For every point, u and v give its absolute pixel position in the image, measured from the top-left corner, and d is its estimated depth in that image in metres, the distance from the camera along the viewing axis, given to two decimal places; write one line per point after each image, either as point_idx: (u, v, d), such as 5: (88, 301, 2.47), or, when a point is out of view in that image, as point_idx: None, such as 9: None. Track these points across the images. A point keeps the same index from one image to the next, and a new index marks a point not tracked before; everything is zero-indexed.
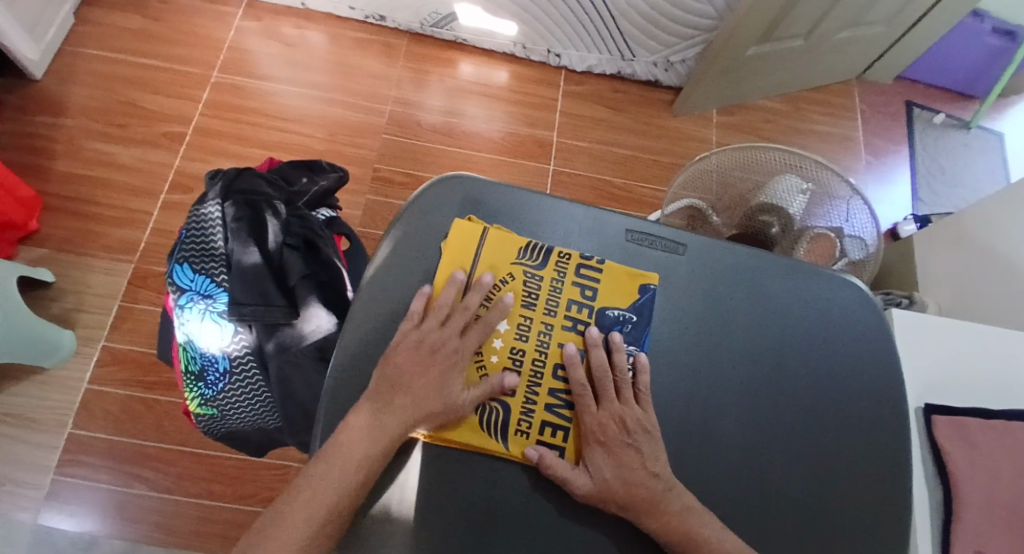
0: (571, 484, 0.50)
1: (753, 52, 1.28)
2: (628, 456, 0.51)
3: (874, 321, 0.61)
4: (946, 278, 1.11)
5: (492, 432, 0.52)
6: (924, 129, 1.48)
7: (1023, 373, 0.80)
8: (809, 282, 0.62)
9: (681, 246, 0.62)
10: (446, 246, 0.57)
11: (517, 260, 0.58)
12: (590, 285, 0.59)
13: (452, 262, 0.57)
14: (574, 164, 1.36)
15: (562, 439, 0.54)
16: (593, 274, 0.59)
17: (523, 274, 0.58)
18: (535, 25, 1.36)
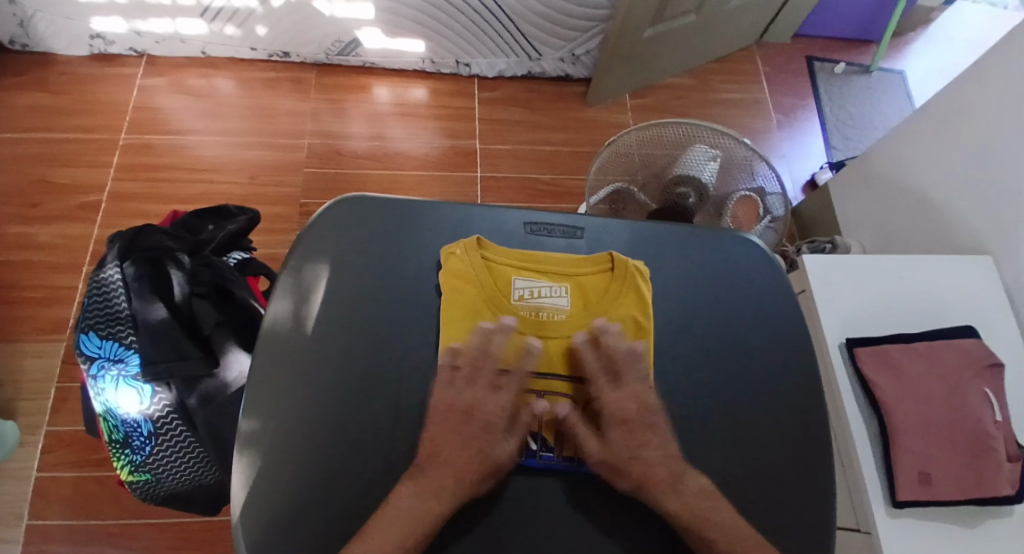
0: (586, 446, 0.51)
1: (649, 34, 1.32)
2: (646, 436, 0.51)
3: (770, 270, 0.64)
4: (865, 216, 1.15)
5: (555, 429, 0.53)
6: (828, 81, 1.55)
7: (936, 293, 0.83)
8: (703, 242, 0.65)
9: (578, 230, 0.64)
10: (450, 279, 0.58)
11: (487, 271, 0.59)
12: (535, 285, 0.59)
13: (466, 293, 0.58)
14: (500, 168, 1.38)
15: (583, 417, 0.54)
16: (530, 280, 0.59)
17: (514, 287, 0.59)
18: (438, 39, 1.38)
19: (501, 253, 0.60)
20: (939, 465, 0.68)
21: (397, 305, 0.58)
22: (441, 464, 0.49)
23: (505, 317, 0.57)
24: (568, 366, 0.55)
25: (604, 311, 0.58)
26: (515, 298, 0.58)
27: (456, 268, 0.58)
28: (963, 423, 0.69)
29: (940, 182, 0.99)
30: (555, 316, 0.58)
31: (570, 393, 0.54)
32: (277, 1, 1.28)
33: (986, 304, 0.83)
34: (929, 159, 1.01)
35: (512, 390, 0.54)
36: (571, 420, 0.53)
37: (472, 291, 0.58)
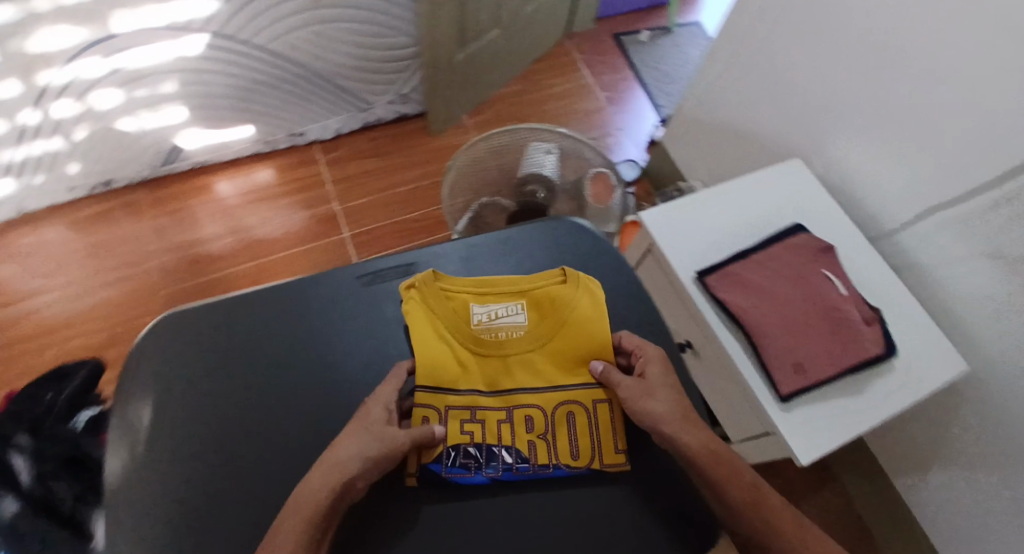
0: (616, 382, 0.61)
1: (461, 58, 1.34)
2: (652, 395, 0.60)
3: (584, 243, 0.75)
4: (700, 158, 1.24)
5: (530, 433, 0.62)
6: (637, 50, 1.64)
7: (762, 207, 0.90)
8: (522, 241, 0.73)
9: (409, 265, 0.70)
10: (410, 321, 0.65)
11: (455, 305, 0.66)
12: (492, 310, 0.67)
13: (433, 326, 0.65)
14: (365, 222, 1.36)
15: (550, 421, 0.63)
16: (486, 307, 0.67)
17: (477, 315, 0.66)
18: (262, 119, 1.36)
19: (456, 282, 0.67)
20: (807, 353, 0.73)
21: (254, 385, 0.61)
22: (334, 447, 0.54)
23: (473, 338, 0.65)
24: (533, 381, 0.64)
25: (563, 325, 0.66)
26: (477, 321, 0.66)
27: (423, 305, 0.65)
28: (812, 308, 0.76)
29: (745, 112, 1.08)
30: (514, 335, 0.66)
31: (539, 403, 0.63)
32: (79, 133, 1.22)
33: (810, 201, 0.91)
34: (732, 93, 1.10)
35: (481, 408, 0.63)
36: (541, 428, 0.62)
37: (439, 323, 0.65)
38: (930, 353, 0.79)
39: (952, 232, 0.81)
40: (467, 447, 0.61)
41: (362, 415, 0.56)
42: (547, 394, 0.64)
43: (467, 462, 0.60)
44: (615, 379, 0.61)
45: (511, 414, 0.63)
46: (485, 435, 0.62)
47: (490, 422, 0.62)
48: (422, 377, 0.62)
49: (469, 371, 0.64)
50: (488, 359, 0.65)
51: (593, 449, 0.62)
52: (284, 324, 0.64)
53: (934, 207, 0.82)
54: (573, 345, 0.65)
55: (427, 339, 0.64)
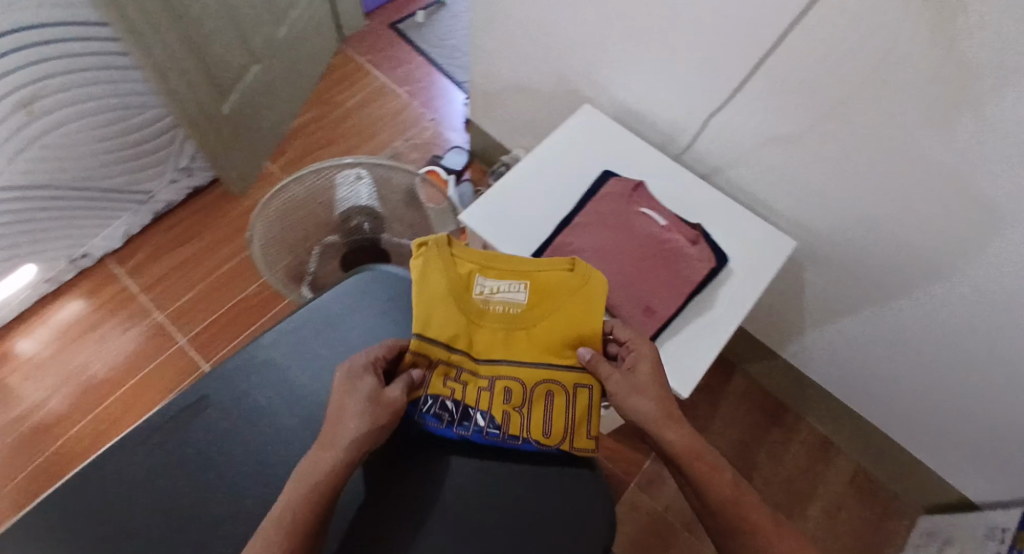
0: (604, 373, 0.64)
1: (229, 108, 1.22)
2: (639, 392, 0.62)
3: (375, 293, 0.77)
4: (512, 123, 1.23)
5: (507, 403, 0.64)
6: (419, 33, 1.58)
7: (570, 169, 0.90)
8: (331, 306, 0.74)
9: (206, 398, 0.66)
10: (418, 283, 0.65)
11: (461, 274, 0.67)
12: (496, 284, 0.68)
13: (436, 286, 0.65)
14: (201, 315, 1.24)
15: (529, 392, 0.65)
16: (493, 281, 0.68)
17: (479, 286, 0.67)
18: (29, 259, 1.15)
19: (475, 259, 0.68)
20: (651, 293, 0.75)
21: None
22: (335, 421, 0.56)
23: (471, 308, 0.66)
24: (515, 354, 0.66)
25: (553, 310, 0.67)
26: (477, 292, 0.67)
27: (430, 274, 0.66)
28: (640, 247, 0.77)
29: (531, 72, 1.06)
30: (510, 309, 0.67)
31: (522, 377, 0.65)
32: None
33: (610, 140, 0.93)
34: (513, 56, 1.07)
35: (465, 370, 0.65)
36: (519, 401, 0.64)
37: (443, 285, 0.66)
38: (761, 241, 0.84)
39: (736, 130, 0.84)
40: (446, 402, 0.63)
41: (357, 388, 0.58)
42: (532, 369, 0.65)
43: (440, 415, 0.63)
44: (601, 366, 0.64)
45: (494, 382, 0.65)
46: (467, 397, 0.64)
47: (472, 386, 0.65)
48: (423, 335, 0.64)
49: (461, 331, 0.65)
50: (467, 343, 0.66)
51: (566, 429, 0.64)
52: (86, 526, 0.57)
53: (711, 115, 0.86)
54: (562, 329, 0.66)
55: (427, 299, 0.65)
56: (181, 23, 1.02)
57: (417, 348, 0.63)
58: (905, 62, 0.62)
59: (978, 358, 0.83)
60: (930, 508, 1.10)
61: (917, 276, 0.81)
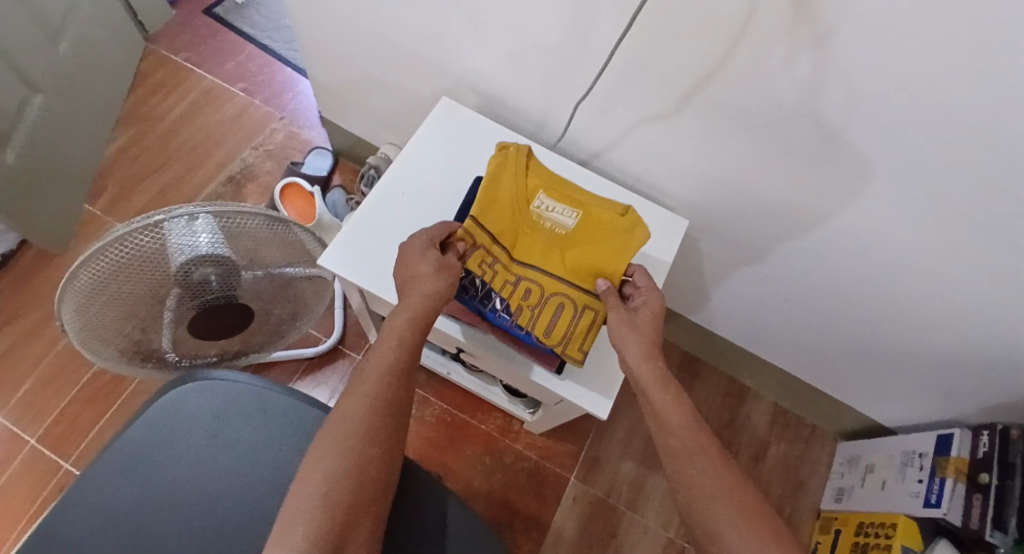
0: (609, 297, 0.65)
1: (14, 158, 0.97)
2: (636, 328, 0.61)
3: (218, 396, 0.59)
4: (370, 117, 1.07)
5: (521, 302, 0.68)
6: (244, 17, 1.34)
7: (440, 175, 0.80)
8: (157, 431, 0.57)
9: None
10: (493, 166, 0.71)
11: (530, 189, 0.72)
12: (551, 209, 0.72)
13: (500, 183, 0.70)
14: (47, 415, 0.99)
15: (544, 297, 0.68)
16: (552, 204, 0.72)
17: (536, 205, 0.71)
18: None
19: (550, 185, 0.73)
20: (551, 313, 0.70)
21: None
22: (391, 325, 0.58)
23: (523, 214, 0.71)
24: (539, 260, 0.70)
25: (594, 238, 0.70)
26: (535, 203, 0.71)
27: (504, 170, 0.71)
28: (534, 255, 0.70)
29: (379, 58, 0.91)
30: (555, 229, 0.71)
31: (544, 283, 0.69)
32: None
33: (475, 143, 0.83)
34: (353, 44, 0.91)
35: (497, 260, 0.68)
36: (536, 300, 0.68)
37: (503, 187, 0.70)
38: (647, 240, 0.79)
39: (609, 109, 0.75)
40: (476, 279, 0.68)
41: (407, 289, 0.60)
42: (555, 282, 0.69)
43: (468, 287, 0.68)
44: (612, 295, 0.66)
45: (520, 279, 0.69)
46: (495, 283, 0.68)
47: (501, 276, 0.68)
48: (478, 218, 0.68)
49: (504, 225, 0.69)
50: (499, 248, 0.69)
51: (567, 336, 0.67)
52: None
53: (582, 100, 0.77)
54: (600, 257, 0.68)
55: (488, 189, 0.69)
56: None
57: (470, 228, 0.67)
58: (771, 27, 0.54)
59: (879, 310, 0.83)
60: (843, 434, 1.14)
61: (809, 236, 0.78)
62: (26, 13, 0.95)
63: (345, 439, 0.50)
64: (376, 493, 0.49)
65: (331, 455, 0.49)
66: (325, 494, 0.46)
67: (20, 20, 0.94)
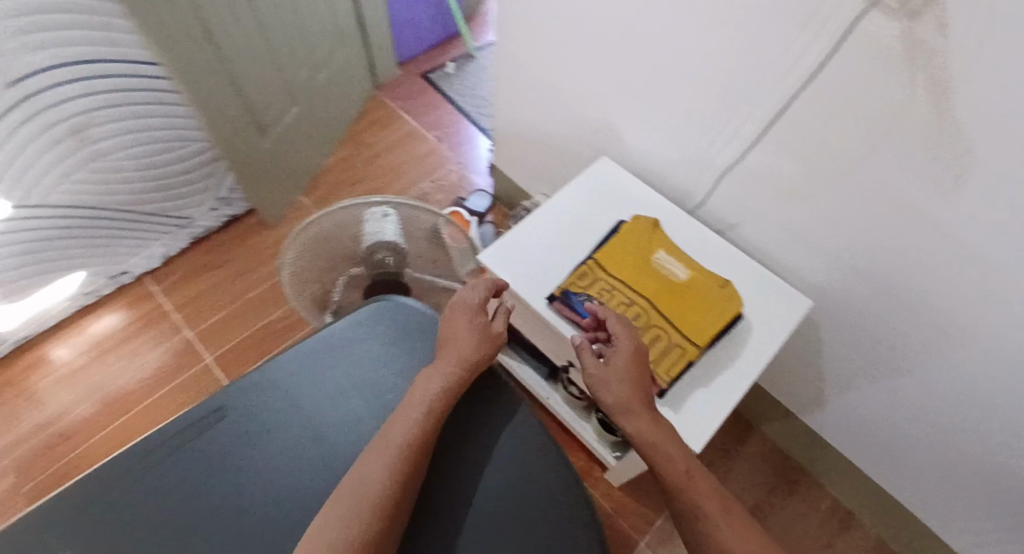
0: (583, 357, 0.74)
1: (267, 146, 1.29)
2: (621, 392, 0.70)
3: (406, 318, 0.80)
4: (532, 169, 1.28)
5: (630, 322, 0.80)
6: (450, 82, 1.66)
7: (587, 214, 0.94)
8: (358, 329, 0.78)
9: (221, 413, 0.69)
10: (626, 227, 0.89)
11: (653, 245, 0.87)
12: (668, 262, 0.86)
13: (627, 240, 0.87)
14: (224, 338, 1.28)
15: (649, 324, 0.80)
16: (668, 260, 0.86)
17: (657, 257, 0.86)
18: (68, 272, 1.21)
19: (671, 247, 0.88)
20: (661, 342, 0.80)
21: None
22: (421, 385, 0.69)
23: (643, 261, 0.85)
24: (650, 295, 0.82)
25: (697, 297, 0.83)
26: (656, 254, 0.86)
27: (633, 231, 0.89)
28: (656, 292, 0.82)
29: (555, 123, 1.12)
30: (667, 278, 0.84)
31: (650, 313, 0.81)
32: None
33: (622, 194, 0.98)
34: (535, 107, 1.14)
35: (614, 288, 0.83)
36: (642, 325, 0.80)
37: (629, 241, 0.87)
38: (763, 307, 0.87)
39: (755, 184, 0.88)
40: (594, 298, 0.81)
41: (443, 356, 0.72)
42: (658, 316, 0.80)
43: (588, 304, 0.81)
44: (588, 354, 0.74)
45: (633, 303, 0.81)
46: (609, 303, 0.81)
47: (616, 300, 0.82)
48: (601, 262, 0.85)
49: (624, 267, 0.84)
50: (616, 281, 0.83)
51: (661, 362, 0.78)
52: (106, 526, 0.60)
53: (728, 171, 0.90)
54: (698, 312, 0.81)
55: (616, 242, 0.87)
56: (227, 66, 1.10)
57: (594, 266, 0.84)
58: (894, 116, 0.66)
59: (1002, 433, 0.82)
60: None
61: (927, 332, 0.82)
62: (299, 48, 1.30)
63: (377, 458, 0.61)
64: (399, 509, 0.59)
65: (364, 480, 0.59)
66: (373, 499, 0.58)
67: (292, 51, 1.28)
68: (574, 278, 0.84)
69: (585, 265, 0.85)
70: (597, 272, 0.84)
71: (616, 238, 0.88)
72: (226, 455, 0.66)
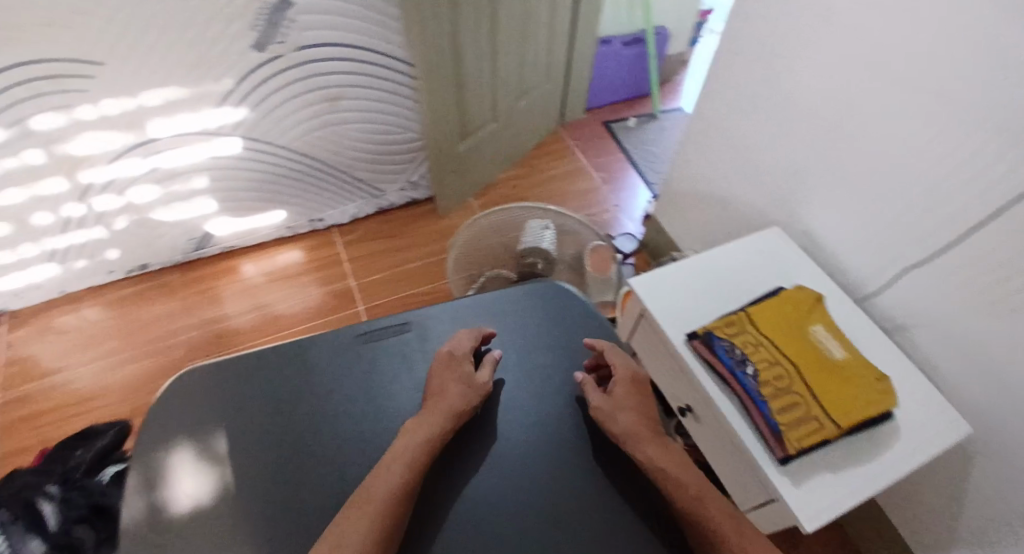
0: (588, 389, 0.77)
1: (464, 148, 1.50)
2: (624, 422, 0.73)
3: (569, 302, 0.89)
4: (691, 227, 1.34)
5: (772, 380, 0.80)
6: (628, 135, 1.80)
7: (742, 274, 0.98)
8: (523, 300, 0.89)
9: (404, 325, 0.82)
10: (787, 294, 0.91)
11: (811, 320, 0.88)
12: (824, 339, 0.86)
13: (786, 306, 0.89)
14: (379, 294, 1.47)
15: (791, 388, 0.80)
16: (824, 336, 0.86)
17: (813, 331, 0.87)
18: (285, 206, 1.49)
19: (829, 327, 0.88)
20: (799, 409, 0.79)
21: (245, 437, 0.68)
22: (416, 424, 0.69)
23: (798, 329, 0.86)
24: (799, 361, 0.82)
25: (848, 379, 0.81)
26: (815, 326, 0.87)
27: (794, 300, 0.90)
28: (804, 360, 0.83)
29: (731, 187, 1.19)
30: (819, 352, 0.84)
31: (795, 379, 0.80)
32: (120, 224, 1.34)
33: (785, 267, 1.01)
34: (714, 169, 1.22)
35: (763, 344, 0.84)
36: (784, 386, 0.80)
37: (788, 309, 0.89)
38: (908, 409, 0.85)
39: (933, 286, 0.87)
40: (739, 347, 0.84)
41: (439, 399, 0.71)
42: (802, 384, 0.80)
43: (732, 351, 0.83)
44: (591, 387, 0.77)
45: (779, 364, 0.82)
46: (754, 356, 0.83)
47: (762, 355, 0.83)
48: (754, 318, 0.87)
49: (778, 329, 0.86)
50: (766, 339, 0.85)
51: (794, 428, 0.77)
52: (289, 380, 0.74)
53: (911, 267, 0.90)
54: (848, 394, 0.80)
55: (774, 305, 0.89)
56: (460, 74, 1.33)
57: (746, 320, 0.87)
58: None
59: None
60: None
61: None
62: (515, 75, 1.51)
63: (384, 474, 0.63)
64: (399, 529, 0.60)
65: (373, 496, 0.61)
66: (379, 515, 0.59)
67: (510, 76, 1.49)
68: (723, 325, 0.87)
69: (737, 317, 0.88)
70: (748, 326, 0.86)
71: (775, 302, 0.90)
72: (396, 359, 0.78)
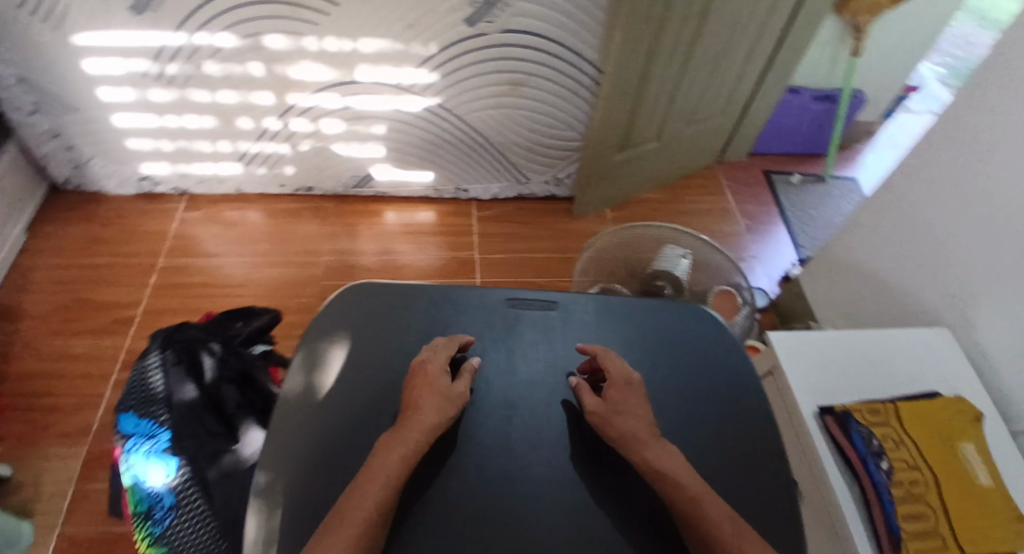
0: (585, 397, 0.62)
1: (619, 157, 1.50)
2: (631, 427, 0.58)
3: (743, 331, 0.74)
4: (835, 299, 1.26)
5: (904, 482, 0.75)
6: (788, 191, 1.72)
7: (893, 364, 0.91)
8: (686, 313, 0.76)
9: (553, 303, 0.75)
10: (942, 401, 0.84)
11: (965, 435, 0.81)
12: (974, 460, 0.78)
13: (938, 412, 0.82)
14: (499, 272, 1.51)
15: (924, 497, 0.74)
16: (976, 457, 0.79)
17: (963, 447, 0.79)
18: (438, 169, 1.57)
19: (984, 450, 0.80)
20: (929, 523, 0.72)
21: (387, 365, 0.67)
22: (389, 440, 0.56)
23: (946, 440, 0.79)
24: (938, 472, 0.76)
25: (995, 510, 0.73)
26: (967, 444, 0.80)
27: (950, 409, 0.83)
28: (944, 474, 0.76)
29: (896, 271, 1.10)
30: (965, 471, 0.77)
31: (930, 489, 0.74)
32: (303, 146, 1.48)
33: (943, 372, 0.92)
34: (882, 246, 1.14)
35: (903, 443, 0.78)
36: (917, 493, 0.74)
37: (941, 416, 0.82)
38: None
39: None
40: (877, 438, 0.78)
41: (411, 413, 0.58)
42: (937, 497, 0.74)
43: (868, 440, 0.78)
44: (587, 393, 0.63)
45: (915, 468, 0.76)
46: (890, 451, 0.77)
47: (899, 453, 0.77)
48: (899, 413, 0.82)
49: (923, 432, 0.80)
50: (907, 438, 0.79)
51: (918, 539, 0.70)
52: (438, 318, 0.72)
53: None
54: (991, 525, 0.72)
55: (924, 407, 0.83)
56: (642, 85, 1.32)
57: (890, 413, 0.82)
58: None
59: None
60: None
61: None
62: (692, 101, 1.49)
63: (355, 499, 0.51)
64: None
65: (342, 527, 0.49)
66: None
67: (687, 100, 1.47)
68: (863, 409, 0.82)
69: (880, 407, 0.83)
70: (890, 419, 0.81)
71: (927, 404, 0.83)
72: (541, 331, 0.73)
